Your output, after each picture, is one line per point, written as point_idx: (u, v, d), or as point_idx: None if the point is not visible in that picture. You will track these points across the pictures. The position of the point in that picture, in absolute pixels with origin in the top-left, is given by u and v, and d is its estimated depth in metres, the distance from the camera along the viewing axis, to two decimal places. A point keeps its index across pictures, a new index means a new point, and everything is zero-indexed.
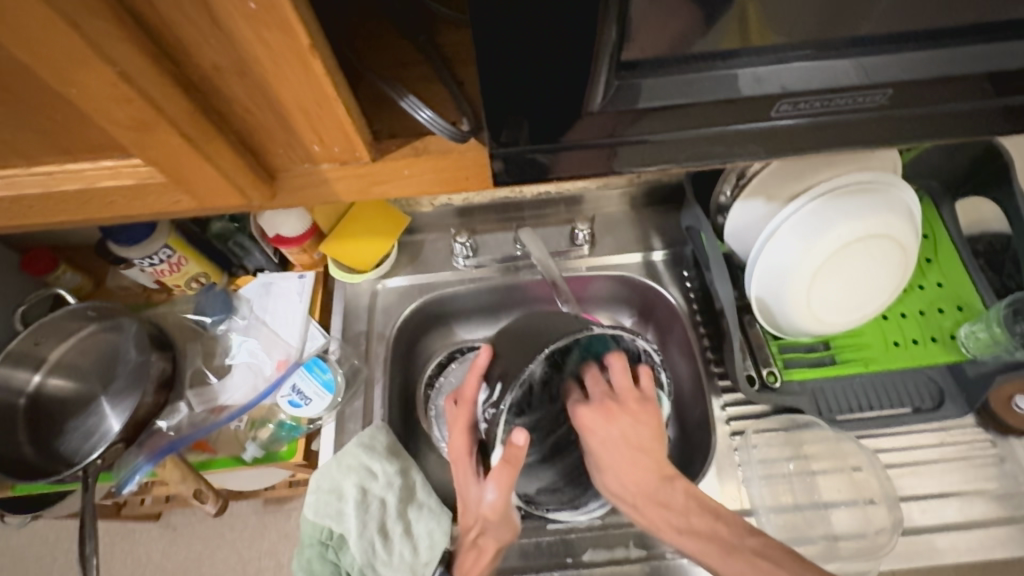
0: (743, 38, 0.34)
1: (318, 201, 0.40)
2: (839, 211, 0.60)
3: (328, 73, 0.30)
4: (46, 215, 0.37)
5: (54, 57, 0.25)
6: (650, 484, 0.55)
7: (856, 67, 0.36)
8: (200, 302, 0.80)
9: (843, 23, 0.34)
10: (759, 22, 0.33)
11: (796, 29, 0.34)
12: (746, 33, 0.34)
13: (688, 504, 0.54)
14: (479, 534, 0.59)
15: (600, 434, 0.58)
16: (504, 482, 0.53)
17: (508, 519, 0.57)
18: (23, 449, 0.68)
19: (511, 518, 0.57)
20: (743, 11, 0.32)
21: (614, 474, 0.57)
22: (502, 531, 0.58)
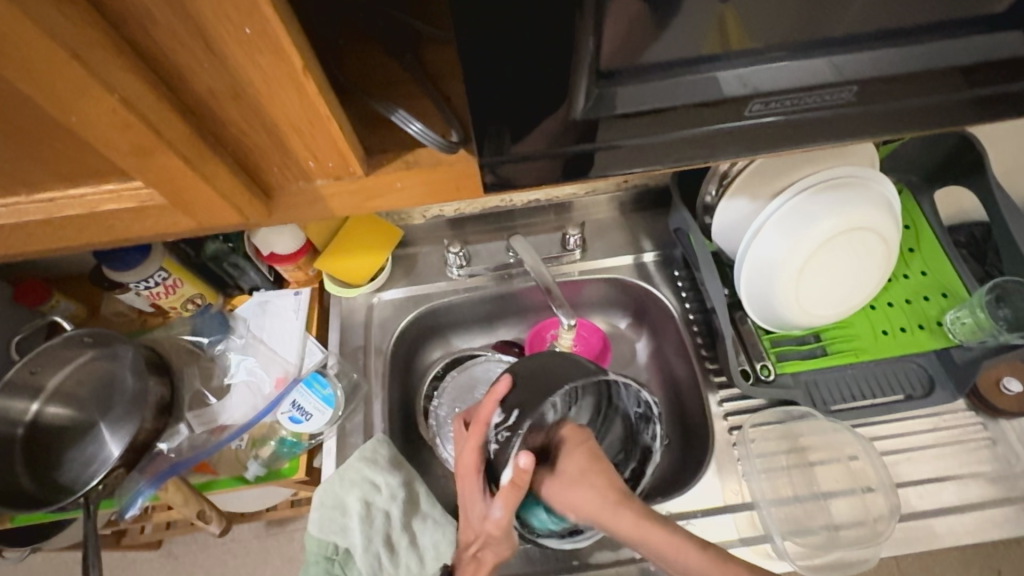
0: (724, 42, 0.36)
1: (313, 217, 0.42)
2: (821, 206, 0.62)
3: (321, 92, 0.31)
4: (46, 242, 0.38)
5: (55, 88, 0.26)
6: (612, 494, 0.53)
7: (827, 65, 0.38)
8: (197, 325, 0.80)
9: (809, 24, 0.35)
10: (735, 26, 0.35)
11: (765, 33, 0.36)
12: (717, 38, 0.35)
13: (650, 507, 0.52)
14: (480, 548, 0.59)
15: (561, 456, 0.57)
16: (510, 504, 0.54)
17: (510, 537, 0.58)
18: (21, 479, 0.68)
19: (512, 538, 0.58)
20: (714, 16, 0.33)
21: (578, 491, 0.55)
22: (501, 548, 0.58)
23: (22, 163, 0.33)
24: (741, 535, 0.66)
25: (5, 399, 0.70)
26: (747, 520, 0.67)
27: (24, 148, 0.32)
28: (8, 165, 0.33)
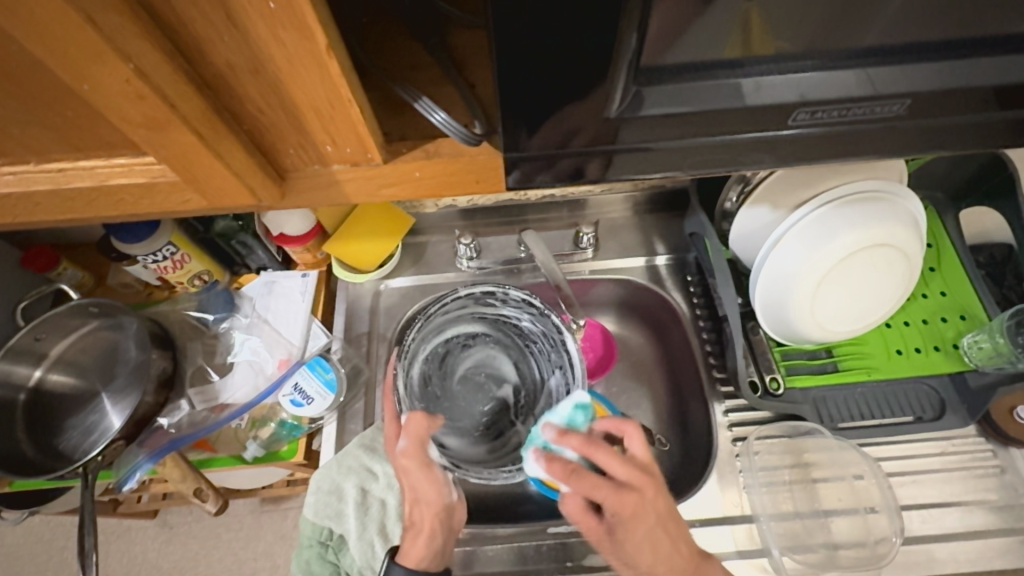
0: (747, 48, 0.34)
1: (327, 202, 0.41)
2: (843, 220, 0.60)
3: (343, 73, 0.30)
4: (55, 213, 0.37)
5: (69, 52, 0.25)
6: (683, 566, 0.53)
7: (862, 78, 0.36)
8: (202, 300, 0.80)
9: (848, 31, 0.34)
10: (761, 33, 0.33)
11: (800, 40, 0.34)
12: (747, 42, 0.34)
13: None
14: (414, 503, 0.57)
15: (618, 519, 0.52)
16: (414, 433, 0.55)
17: (430, 469, 0.57)
18: (21, 445, 0.68)
19: (434, 473, 0.57)
20: (748, 17, 0.32)
21: (642, 555, 0.53)
22: (428, 491, 0.57)
23: (33, 130, 0.32)
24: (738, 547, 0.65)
25: (7, 363, 0.70)
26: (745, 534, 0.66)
27: (35, 116, 0.31)
28: (19, 130, 0.32)
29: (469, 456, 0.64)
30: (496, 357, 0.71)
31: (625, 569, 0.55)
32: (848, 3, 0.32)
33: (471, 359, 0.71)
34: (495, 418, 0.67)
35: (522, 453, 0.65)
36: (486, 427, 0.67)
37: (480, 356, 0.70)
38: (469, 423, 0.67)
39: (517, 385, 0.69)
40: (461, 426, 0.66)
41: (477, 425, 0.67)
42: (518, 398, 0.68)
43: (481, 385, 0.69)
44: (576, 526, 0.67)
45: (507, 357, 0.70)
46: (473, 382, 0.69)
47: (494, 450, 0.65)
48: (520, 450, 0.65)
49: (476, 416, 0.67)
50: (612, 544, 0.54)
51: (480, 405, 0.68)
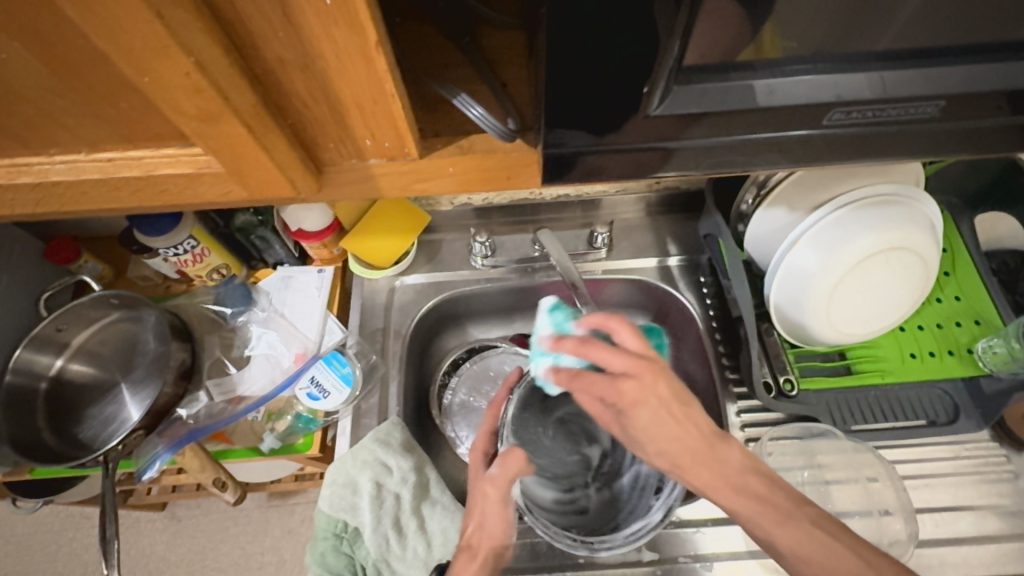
0: (755, 50, 0.35)
1: (361, 196, 0.41)
2: (862, 223, 0.61)
3: (390, 70, 0.31)
4: (98, 202, 0.38)
5: (134, 45, 0.26)
6: (700, 448, 0.51)
7: (874, 81, 0.37)
8: (221, 294, 0.81)
9: (863, 35, 0.34)
10: (772, 36, 0.34)
11: (808, 43, 0.35)
12: (759, 45, 0.34)
13: (745, 464, 0.51)
14: (477, 530, 0.56)
15: (629, 413, 0.51)
16: (507, 465, 0.56)
17: (506, 507, 0.56)
18: (42, 433, 0.69)
19: (508, 510, 0.56)
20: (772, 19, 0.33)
21: (656, 443, 0.52)
22: (496, 524, 0.55)
23: (85, 119, 0.33)
24: (749, 547, 0.65)
25: (30, 353, 0.71)
26: None
27: (90, 106, 0.32)
28: (71, 120, 0.33)
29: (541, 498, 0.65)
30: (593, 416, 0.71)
31: (637, 450, 0.54)
32: (862, 8, 0.33)
33: (575, 407, 0.70)
34: (575, 473, 0.68)
35: (588, 521, 0.65)
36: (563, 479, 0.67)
37: (582, 408, 0.71)
38: (553, 467, 0.67)
39: (606, 450, 0.69)
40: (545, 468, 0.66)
41: (558, 472, 0.67)
42: (606, 464, 0.69)
43: (576, 436, 0.70)
44: None
45: (608, 420, 0.70)
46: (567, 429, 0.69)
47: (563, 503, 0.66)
48: (587, 518, 0.65)
49: (561, 464, 0.68)
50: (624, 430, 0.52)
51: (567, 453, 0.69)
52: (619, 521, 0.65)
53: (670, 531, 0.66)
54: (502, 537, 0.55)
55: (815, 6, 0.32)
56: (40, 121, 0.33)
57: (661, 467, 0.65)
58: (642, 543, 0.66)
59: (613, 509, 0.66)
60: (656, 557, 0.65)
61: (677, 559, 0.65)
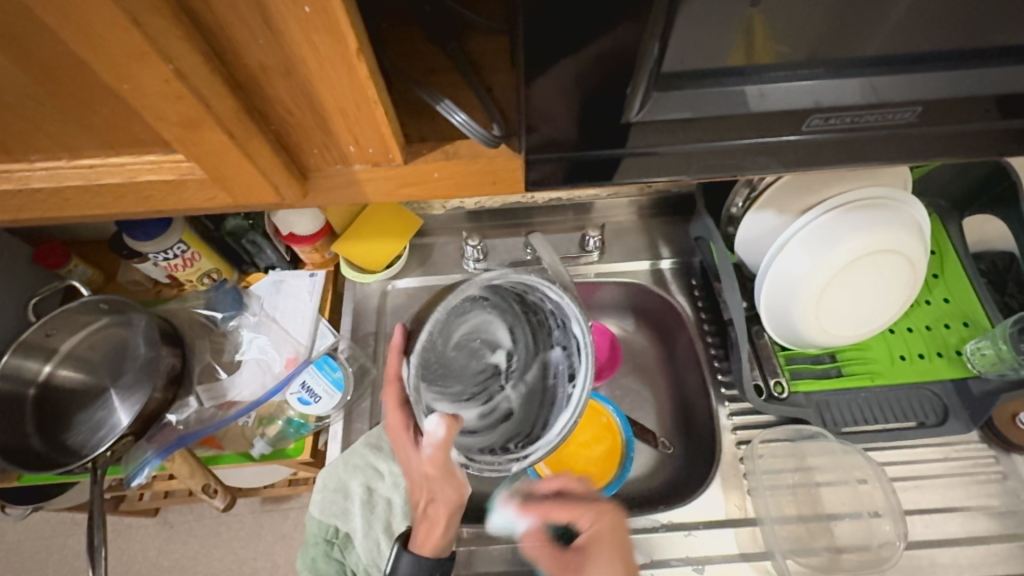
0: (749, 56, 0.35)
1: (347, 201, 0.41)
2: (849, 226, 0.61)
3: (371, 76, 0.31)
4: (82, 208, 0.38)
5: (114, 54, 0.26)
6: None
7: (864, 86, 0.37)
8: (211, 299, 0.81)
9: (849, 42, 0.35)
10: (764, 39, 0.34)
11: (802, 50, 0.35)
12: (751, 51, 0.34)
13: None
14: (428, 500, 0.58)
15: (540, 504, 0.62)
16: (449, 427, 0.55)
17: (452, 476, 0.56)
18: (29, 439, 0.69)
19: (456, 475, 0.57)
20: (749, 26, 0.32)
21: None
22: (448, 491, 0.57)
23: (67, 126, 0.33)
24: (742, 549, 0.65)
25: (18, 358, 0.71)
26: (749, 536, 0.66)
27: (72, 113, 0.32)
28: (53, 126, 0.33)
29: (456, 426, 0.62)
30: (493, 322, 0.66)
31: None
32: (841, 16, 0.33)
33: (468, 324, 0.65)
34: (486, 383, 0.65)
35: (512, 425, 0.63)
36: (473, 392, 0.64)
37: (476, 322, 0.65)
38: (462, 387, 0.64)
39: (511, 351, 0.66)
40: (455, 393, 0.63)
41: (470, 390, 0.64)
42: (513, 361, 0.66)
43: (475, 350, 0.66)
44: None
45: (505, 323, 0.66)
46: (463, 347, 0.65)
47: (485, 419, 0.64)
48: (512, 423, 0.63)
49: (462, 377, 0.64)
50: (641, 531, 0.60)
51: (472, 373, 0.65)
52: (541, 420, 0.62)
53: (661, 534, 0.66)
54: (459, 500, 0.57)
55: (794, 14, 0.32)
56: (21, 127, 0.33)
57: (568, 351, 0.63)
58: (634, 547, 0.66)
59: (537, 402, 0.64)
60: (648, 560, 0.65)
61: (670, 562, 0.65)
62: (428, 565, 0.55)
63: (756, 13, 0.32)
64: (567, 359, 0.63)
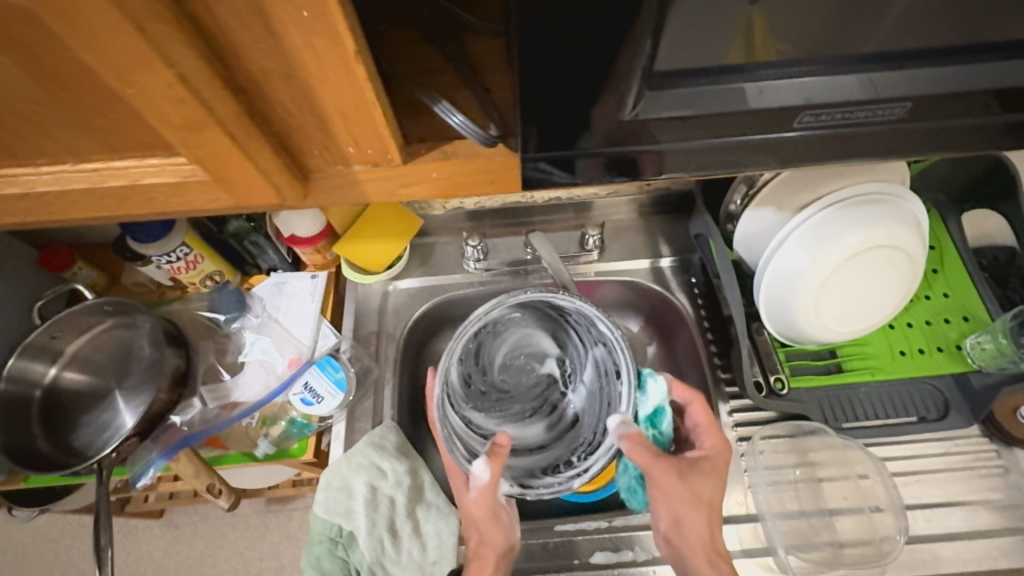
0: (749, 52, 0.35)
1: (347, 202, 0.42)
2: (848, 221, 0.61)
3: (370, 78, 0.31)
4: (86, 211, 0.38)
5: (118, 59, 0.26)
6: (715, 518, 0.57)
7: (865, 82, 0.37)
8: (213, 300, 0.81)
9: (848, 40, 0.35)
10: (764, 36, 0.34)
11: (803, 46, 0.35)
12: (751, 48, 0.35)
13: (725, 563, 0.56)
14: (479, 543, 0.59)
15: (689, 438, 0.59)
16: (496, 469, 0.53)
17: (498, 519, 0.57)
18: (36, 440, 0.69)
19: (501, 522, 0.58)
20: (747, 24, 0.33)
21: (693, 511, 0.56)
22: (494, 535, 0.58)
23: (70, 130, 0.34)
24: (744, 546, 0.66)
25: (24, 360, 0.71)
26: (750, 532, 0.67)
27: (76, 118, 0.33)
28: (57, 131, 0.34)
29: (524, 442, 0.59)
30: (534, 334, 0.65)
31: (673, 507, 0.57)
32: (841, 13, 0.33)
33: (507, 344, 0.65)
34: (545, 395, 0.63)
35: (581, 430, 0.59)
36: (533, 408, 0.62)
37: (517, 339, 0.65)
38: (523, 406, 0.63)
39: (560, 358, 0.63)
40: (515, 414, 0.62)
41: (532, 406, 0.62)
42: (566, 368, 0.63)
43: (525, 366, 0.65)
44: (582, 524, 0.67)
45: (546, 333, 0.65)
46: (511, 365, 0.64)
47: (554, 432, 0.60)
48: (579, 430, 0.59)
49: (517, 398, 0.63)
50: (679, 483, 0.56)
51: (529, 390, 0.63)
52: (604, 421, 0.58)
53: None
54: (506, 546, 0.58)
55: (789, 11, 0.32)
56: (26, 133, 0.34)
57: (609, 344, 0.60)
58: (637, 543, 0.66)
59: (597, 405, 0.60)
60: (650, 557, 0.65)
61: None
62: None
63: (754, 12, 0.32)
64: (610, 354, 0.59)
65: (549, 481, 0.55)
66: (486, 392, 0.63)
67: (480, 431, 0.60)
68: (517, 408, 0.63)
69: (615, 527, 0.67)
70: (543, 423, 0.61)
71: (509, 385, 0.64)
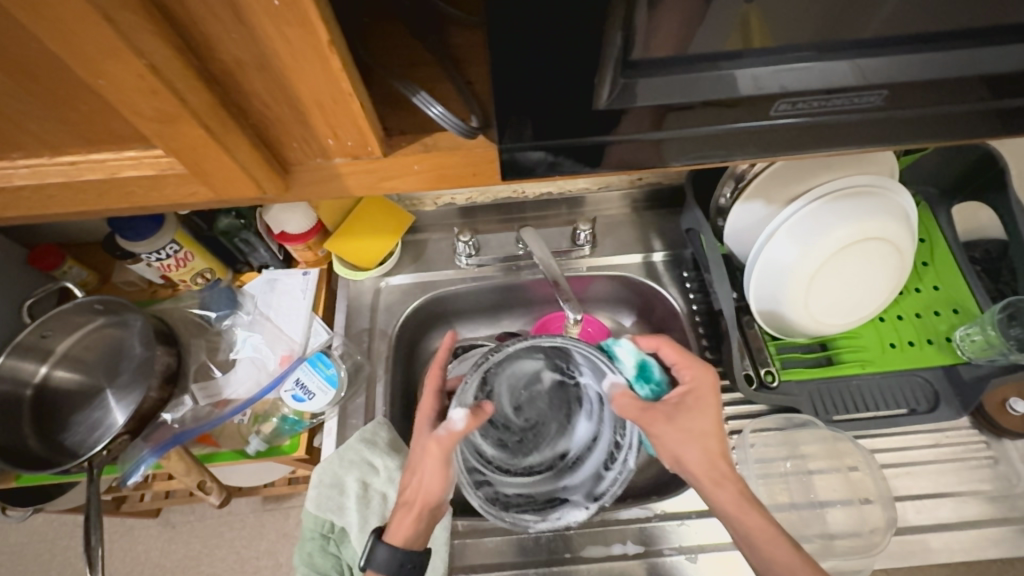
0: (746, 38, 0.35)
1: (329, 195, 0.42)
2: (836, 213, 0.61)
3: (346, 69, 0.31)
4: (65, 205, 0.38)
5: (87, 49, 0.26)
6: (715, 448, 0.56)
7: (853, 68, 0.37)
8: (205, 298, 0.81)
9: (839, 25, 0.35)
10: (761, 23, 0.34)
11: (794, 33, 0.35)
12: (748, 35, 0.35)
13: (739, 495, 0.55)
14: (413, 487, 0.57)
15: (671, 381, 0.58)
16: (472, 421, 0.54)
17: (445, 467, 0.55)
18: (27, 439, 0.69)
19: (447, 472, 0.55)
20: (747, 21, 0.34)
21: (688, 447, 0.56)
22: (433, 483, 0.55)
23: (45, 123, 0.34)
24: None
25: (14, 360, 0.71)
26: None
27: (50, 110, 0.33)
28: (32, 124, 0.34)
29: (579, 452, 0.63)
30: (513, 366, 0.63)
31: (677, 457, 0.56)
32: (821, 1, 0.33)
33: (502, 390, 0.64)
34: (566, 400, 0.65)
35: (609, 409, 0.62)
36: (562, 417, 0.65)
37: (504, 385, 0.63)
38: (556, 421, 0.65)
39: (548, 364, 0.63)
40: (557, 431, 0.65)
41: (562, 416, 0.65)
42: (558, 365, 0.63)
43: (532, 392, 0.66)
44: None
45: (524, 360, 0.62)
46: (521, 402, 0.65)
47: (596, 417, 0.63)
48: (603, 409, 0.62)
49: (547, 422, 0.65)
50: (669, 427, 0.56)
51: (550, 406, 0.65)
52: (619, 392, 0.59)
53: (654, 524, 0.67)
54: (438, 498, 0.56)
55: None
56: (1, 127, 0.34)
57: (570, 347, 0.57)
58: (629, 537, 0.66)
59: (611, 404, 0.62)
60: (642, 550, 0.65)
61: (662, 551, 0.65)
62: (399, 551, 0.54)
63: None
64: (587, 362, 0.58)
65: (609, 476, 0.58)
66: (521, 438, 0.65)
67: (551, 468, 0.63)
68: (553, 423, 0.65)
69: (607, 521, 0.67)
70: (587, 418, 0.64)
71: (532, 412, 0.65)
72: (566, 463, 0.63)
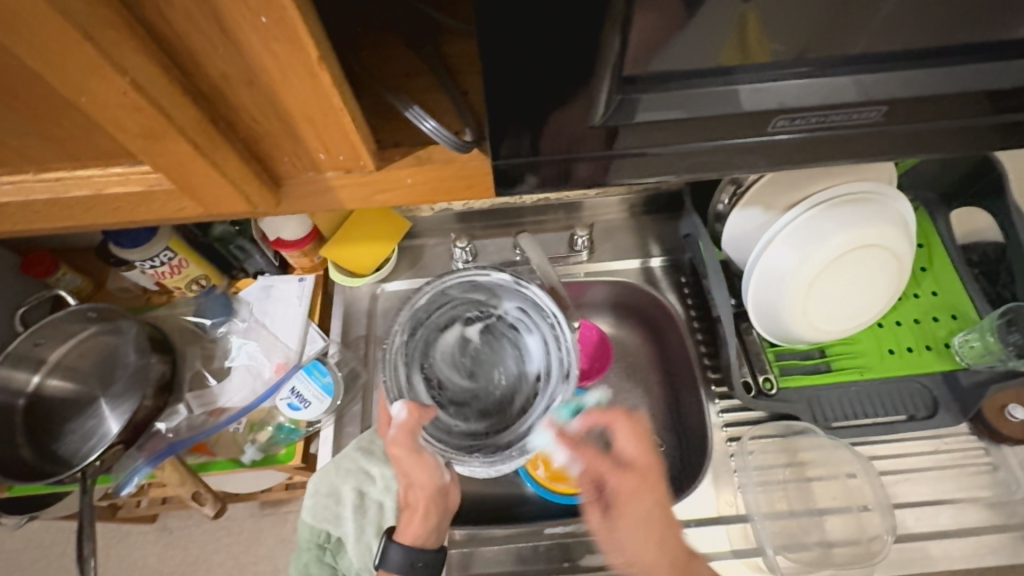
0: (742, 55, 0.35)
1: (322, 209, 0.41)
2: (833, 221, 0.61)
3: (336, 83, 0.31)
4: (52, 221, 0.38)
5: (69, 67, 0.26)
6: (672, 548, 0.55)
7: (855, 84, 0.37)
8: (200, 305, 0.81)
9: (839, 39, 0.34)
10: (757, 38, 0.34)
11: (795, 46, 0.35)
12: (745, 49, 0.34)
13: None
14: (408, 489, 0.61)
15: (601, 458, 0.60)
16: (414, 409, 0.58)
17: (422, 455, 0.60)
18: (20, 449, 0.69)
19: (425, 458, 0.60)
20: (741, 23, 0.33)
21: (628, 549, 0.57)
22: (420, 475, 0.60)
23: (29, 139, 0.33)
24: (733, 547, 0.66)
25: (6, 368, 0.71)
26: (740, 533, 0.67)
27: (34, 127, 0.32)
28: (17, 141, 0.33)
29: (540, 369, 0.64)
30: (434, 343, 0.65)
31: (615, 555, 0.58)
32: (818, 13, 0.33)
33: (442, 368, 0.65)
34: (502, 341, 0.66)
35: (533, 322, 0.65)
36: (505, 359, 0.66)
37: (438, 366, 0.65)
38: (506, 363, 0.66)
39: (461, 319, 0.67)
40: (512, 369, 0.65)
41: (506, 359, 0.66)
42: (468, 315, 0.67)
43: (472, 357, 0.66)
44: (573, 526, 0.67)
45: (443, 332, 0.66)
46: (468, 368, 0.66)
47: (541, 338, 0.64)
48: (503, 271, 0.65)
49: (498, 373, 0.66)
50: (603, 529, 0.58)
51: (494, 357, 0.66)
52: (522, 305, 0.66)
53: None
54: (431, 485, 0.60)
55: (765, 11, 0.32)
56: None
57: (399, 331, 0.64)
58: None
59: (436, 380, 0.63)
60: None
61: None
62: (412, 549, 0.57)
63: (745, 9, 0.32)
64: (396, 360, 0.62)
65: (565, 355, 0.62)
66: (491, 400, 0.64)
67: (535, 398, 0.63)
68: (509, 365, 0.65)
69: None
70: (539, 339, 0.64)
71: (481, 371, 0.66)
72: (545, 380, 0.63)
